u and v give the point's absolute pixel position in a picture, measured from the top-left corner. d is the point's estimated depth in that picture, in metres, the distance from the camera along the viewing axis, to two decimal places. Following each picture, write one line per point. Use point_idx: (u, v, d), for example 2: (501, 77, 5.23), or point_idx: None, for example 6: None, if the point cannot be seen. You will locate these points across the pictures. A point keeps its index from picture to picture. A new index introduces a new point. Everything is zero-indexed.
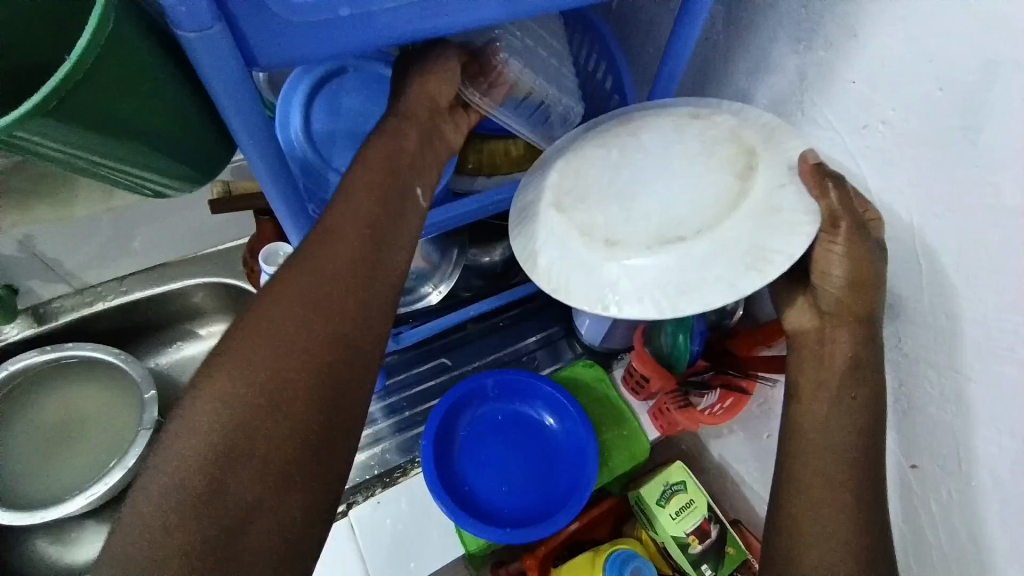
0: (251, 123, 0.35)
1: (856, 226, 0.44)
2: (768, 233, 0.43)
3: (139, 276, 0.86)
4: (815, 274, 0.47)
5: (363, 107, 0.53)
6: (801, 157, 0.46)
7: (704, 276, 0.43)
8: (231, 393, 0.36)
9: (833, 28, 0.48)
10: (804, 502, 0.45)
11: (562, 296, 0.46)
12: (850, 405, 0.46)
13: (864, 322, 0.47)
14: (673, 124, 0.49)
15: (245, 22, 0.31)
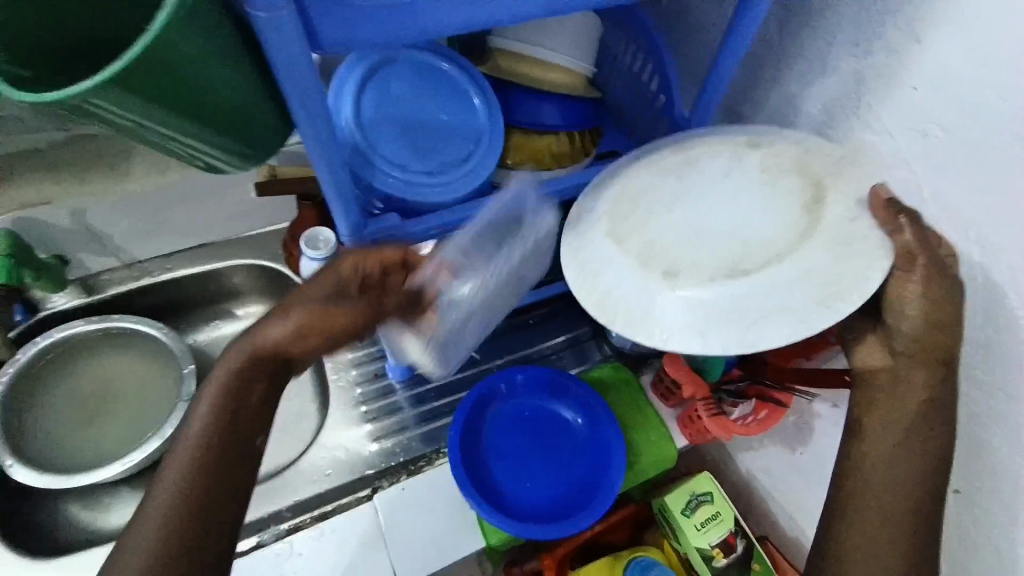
0: (310, 104, 0.36)
1: (934, 266, 0.44)
2: (845, 265, 0.44)
3: (183, 255, 0.90)
4: (890, 311, 0.47)
5: (412, 96, 0.54)
6: (872, 192, 0.46)
7: (771, 307, 0.43)
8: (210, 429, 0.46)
9: (897, 32, 0.47)
10: (855, 532, 0.48)
11: (619, 326, 0.45)
12: (918, 446, 0.47)
13: (945, 365, 0.47)
14: (730, 154, 0.51)
15: (313, 5, 0.32)
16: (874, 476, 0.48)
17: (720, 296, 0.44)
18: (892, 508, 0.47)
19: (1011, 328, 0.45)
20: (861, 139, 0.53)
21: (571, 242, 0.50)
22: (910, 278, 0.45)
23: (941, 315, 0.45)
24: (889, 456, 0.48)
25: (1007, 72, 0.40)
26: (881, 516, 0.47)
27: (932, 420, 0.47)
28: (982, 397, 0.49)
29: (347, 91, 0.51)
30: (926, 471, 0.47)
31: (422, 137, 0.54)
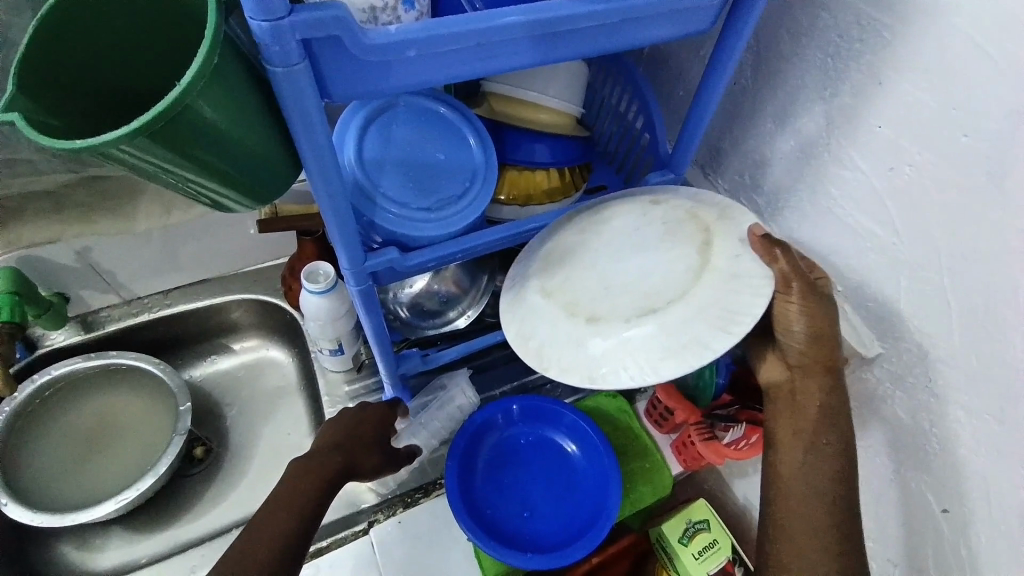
0: (320, 148, 0.39)
1: (807, 286, 0.49)
2: (734, 296, 0.46)
3: (184, 290, 0.92)
4: (780, 330, 0.52)
5: (411, 138, 0.57)
6: (750, 230, 0.50)
7: (685, 338, 0.45)
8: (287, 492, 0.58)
9: (857, 77, 0.51)
10: (783, 541, 0.52)
11: (554, 372, 0.48)
12: (818, 455, 0.52)
13: (833, 371, 0.52)
14: (640, 207, 0.55)
15: (325, 61, 0.34)
16: (784, 485, 0.53)
17: (637, 335, 0.47)
18: (800, 512, 0.51)
19: (982, 351, 0.48)
20: (833, 173, 0.56)
21: (510, 297, 0.55)
22: (789, 303, 0.50)
23: (821, 335, 0.51)
24: (802, 462, 0.52)
25: (965, 112, 0.44)
26: (804, 524, 0.51)
27: (831, 422, 0.52)
28: (960, 416, 0.52)
29: (349, 135, 0.55)
30: (830, 478, 0.51)
31: (421, 176, 0.56)
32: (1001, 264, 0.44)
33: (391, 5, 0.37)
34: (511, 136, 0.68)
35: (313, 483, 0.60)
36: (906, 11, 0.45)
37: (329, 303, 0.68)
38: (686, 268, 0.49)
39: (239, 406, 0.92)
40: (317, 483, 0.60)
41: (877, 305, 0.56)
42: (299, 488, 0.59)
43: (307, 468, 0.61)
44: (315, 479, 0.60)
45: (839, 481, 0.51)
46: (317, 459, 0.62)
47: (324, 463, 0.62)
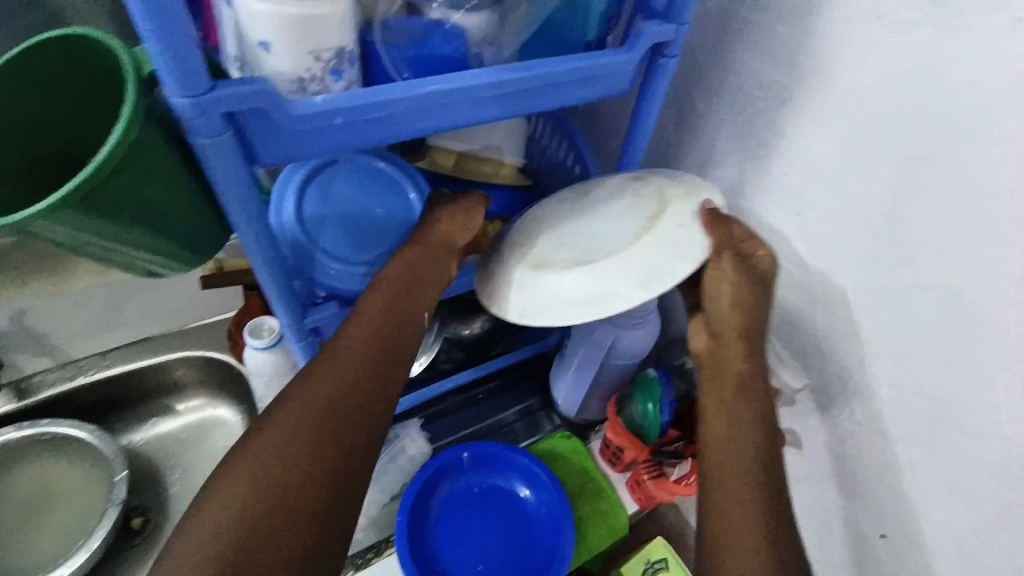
0: (252, 213, 0.40)
1: (738, 256, 0.50)
2: (663, 258, 0.49)
3: (122, 351, 0.88)
4: (707, 299, 0.52)
5: (352, 195, 0.58)
6: (699, 202, 0.52)
7: (608, 289, 0.49)
8: (307, 417, 0.43)
9: (763, 131, 0.55)
10: (715, 519, 0.47)
11: (491, 304, 0.54)
12: (747, 428, 0.50)
13: (747, 339, 0.52)
14: (622, 182, 0.56)
15: (252, 131, 0.36)
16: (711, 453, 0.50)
17: (572, 280, 0.50)
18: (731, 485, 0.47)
19: (898, 379, 0.51)
20: (752, 218, 0.60)
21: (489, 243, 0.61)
22: (720, 277, 0.50)
23: (747, 302, 0.51)
24: (727, 434, 0.50)
25: (859, 162, 0.48)
26: (731, 495, 0.47)
27: (747, 392, 0.51)
28: (884, 442, 0.55)
29: (288, 196, 0.56)
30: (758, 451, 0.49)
31: (362, 230, 0.57)
32: (903, 298, 0.48)
33: (320, 75, 0.38)
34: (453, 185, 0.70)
35: (351, 413, 0.45)
36: (800, 73, 0.50)
37: (274, 358, 0.67)
38: (632, 230, 0.51)
39: (182, 471, 0.88)
40: (355, 418, 0.45)
41: (804, 337, 0.59)
42: (331, 422, 0.44)
43: (334, 395, 0.45)
44: (351, 409, 0.45)
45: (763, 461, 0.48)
46: (343, 379, 0.46)
47: (364, 385, 0.46)
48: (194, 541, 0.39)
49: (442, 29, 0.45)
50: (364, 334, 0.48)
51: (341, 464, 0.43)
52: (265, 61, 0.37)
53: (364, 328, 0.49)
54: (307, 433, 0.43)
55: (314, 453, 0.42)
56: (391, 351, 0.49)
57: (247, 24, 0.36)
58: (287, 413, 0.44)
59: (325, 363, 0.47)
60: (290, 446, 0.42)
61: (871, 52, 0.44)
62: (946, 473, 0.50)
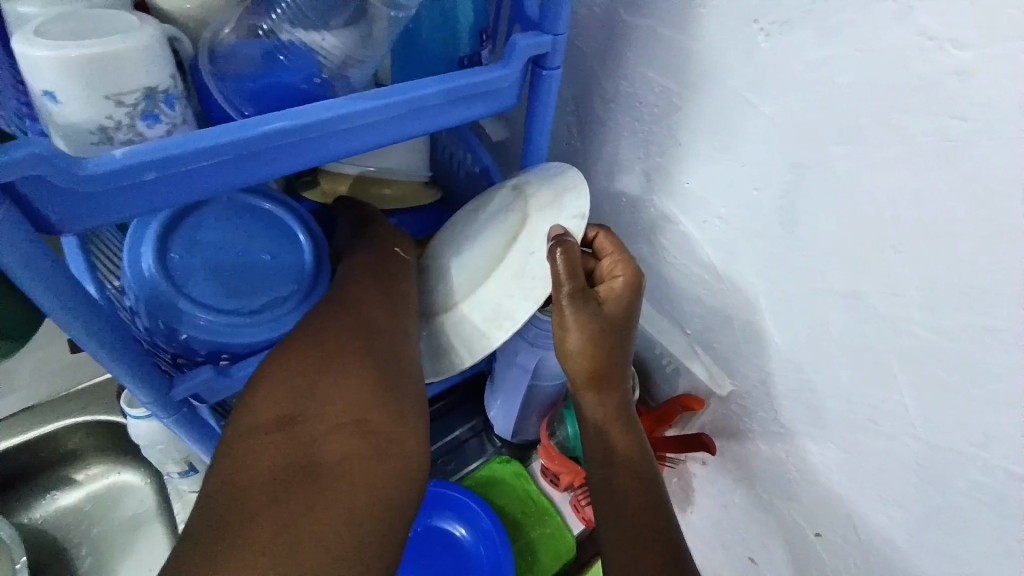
0: (60, 287, 0.34)
1: (578, 292, 0.48)
2: (506, 298, 0.50)
3: (3, 424, 0.79)
4: (557, 343, 0.52)
5: (230, 239, 0.52)
6: (551, 231, 0.49)
7: (465, 332, 0.52)
8: (335, 312, 0.45)
9: (662, 138, 0.53)
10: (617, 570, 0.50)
11: None
12: (618, 433, 0.54)
13: (601, 376, 0.52)
14: (506, 202, 0.54)
15: (38, 200, 0.30)
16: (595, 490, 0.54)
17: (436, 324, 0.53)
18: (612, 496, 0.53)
19: (816, 383, 0.50)
20: (663, 226, 0.58)
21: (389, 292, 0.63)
22: (567, 329, 0.50)
23: (596, 349, 0.51)
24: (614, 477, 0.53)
25: (755, 168, 0.46)
26: (611, 512, 0.53)
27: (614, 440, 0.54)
28: (810, 445, 0.54)
29: (145, 246, 0.49)
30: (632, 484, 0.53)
31: (238, 281, 0.51)
32: (809, 304, 0.47)
33: (128, 121, 0.33)
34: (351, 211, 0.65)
35: (378, 310, 0.47)
36: (688, 79, 0.47)
37: (157, 427, 0.60)
38: (490, 263, 0.52)
39: (92, 547, 0.79)
40: (383, 315, 0.47)
41: (723, 344, 0.58)
42: (359, 313, 0.46)
43: (345, 302, 0.46)
44: (376, 308, 0.47)
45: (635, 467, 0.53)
46: (360, 290, 0.48)
47: (383, 293, 0.49)
48: (251, 415, 0.38)
49: (282, 57, 0.39)
50: (366, 266, 0.51)
51: (371, 340, 0.44)
52: (54, 112, 0.31)
53: (365, 263, 0.52)
54: (340, 319, 0.45)
55: (349, 331, 0.44)
56: (397, 278, 0.52)
57: (26, 71, 0.31)
58: (313, 315, 0.45)
59: (339, 285, 0.49)
60: (325, 331, 0.43)
61: (751, 56, 0.42)
62: (871, 474, 0.49)
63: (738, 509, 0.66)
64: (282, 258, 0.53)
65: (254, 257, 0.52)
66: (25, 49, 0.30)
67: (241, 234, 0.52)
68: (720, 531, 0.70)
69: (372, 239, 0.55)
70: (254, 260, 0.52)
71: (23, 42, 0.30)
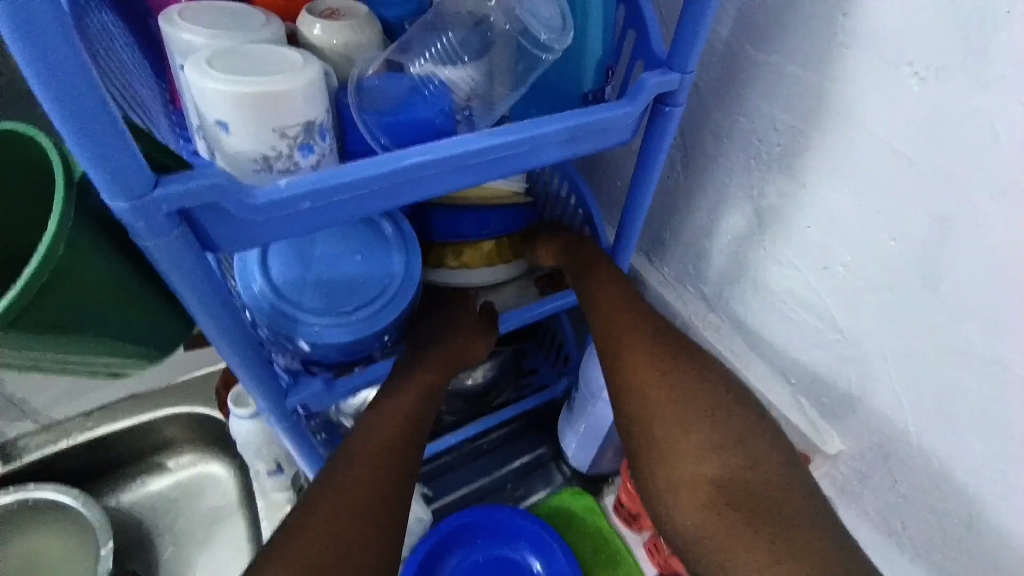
0: (208, 301, 0.36)
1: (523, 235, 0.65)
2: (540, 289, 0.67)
3: (108, 409, 0.84)
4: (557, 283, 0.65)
5: (336, 256, 0.54)
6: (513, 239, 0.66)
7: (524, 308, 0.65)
8: (329, 500, 0.47)
9: (780, 178, 0.51)
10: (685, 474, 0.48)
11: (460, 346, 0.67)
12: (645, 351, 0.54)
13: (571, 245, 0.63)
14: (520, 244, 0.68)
15: (205, 224, 0.32)
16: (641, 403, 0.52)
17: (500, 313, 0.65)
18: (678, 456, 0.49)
19: (939, 449, 0.46)
20: (770, 267, 0.56)
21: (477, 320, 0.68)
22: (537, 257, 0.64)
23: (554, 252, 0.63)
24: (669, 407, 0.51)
25: (886, 214, 0.44)
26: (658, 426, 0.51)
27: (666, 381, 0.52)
28: (929, 516, 0.50)
29: (255, 268, 0.50)
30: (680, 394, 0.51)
31: (344, 292, 0.52)
32: (939, 364, 0.44)
33: (287, 152, 0.34)
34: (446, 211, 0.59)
35: (376, 510, 0.47)
36: (819, 120, 0.45)
37: (259, 427, 0.64)
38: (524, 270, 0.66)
39: (173, 533, 0.83)
40: (375, 500, 0.48)
41: (833, 397, 0.55)
42: (356, 518, 0.46)
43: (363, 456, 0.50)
44: (376, 505, 0.47)
45: (716, 406, 0.50)
46: (364, 479, 0.48)
47: (387, 484, 0.49)
48: None
49: (422, 93, 0.41)
50: (377, 439, 0.51)
51: (368, 511, 0.47)
52: (223, 142, 0.34)
53: (380, 433, 0.51)
54: (347, 486, 0.48)
55: (355, 505, 0.47)
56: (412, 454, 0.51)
57: (202, 103, 0.33)
58: (331, 474, 0.49)
59: (338, 466, 0.49)
60: (310, 547, 0.44)
61: (899, 99, 0.40)
62: (1004, 555, 0.45)
63: None
64: (388, 271, 0.54)
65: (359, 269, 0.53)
66: (206, 84, 0.32)
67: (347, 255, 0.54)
68: None
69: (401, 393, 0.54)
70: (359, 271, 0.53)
71: (203, 77, 0.32)
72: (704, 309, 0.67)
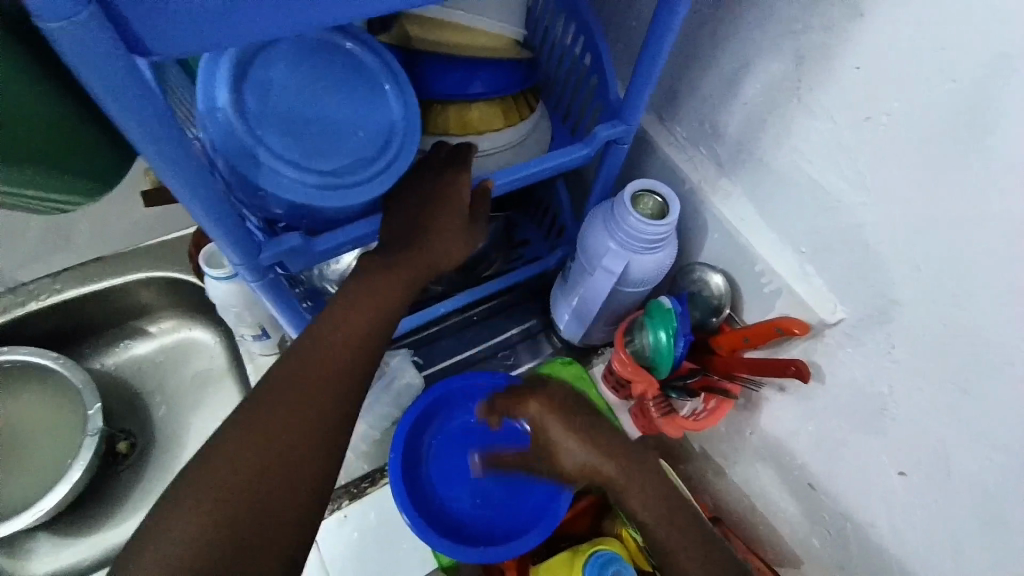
0: (145, 121, 0.30)
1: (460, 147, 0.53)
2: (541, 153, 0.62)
3: (75, 272, 0.79)
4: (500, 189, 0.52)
5: (312, 82, 0.46)
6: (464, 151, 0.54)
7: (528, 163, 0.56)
8: (286, 386, 0.46)
9: (834, 6, 0.43)
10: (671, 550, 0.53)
11: None
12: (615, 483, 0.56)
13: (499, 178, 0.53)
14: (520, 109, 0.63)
15: (127, 10, 0.25)
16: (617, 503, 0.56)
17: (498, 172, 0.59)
18: None
19: (951, 319, 0.45)
20: (801, 122, 0.50)
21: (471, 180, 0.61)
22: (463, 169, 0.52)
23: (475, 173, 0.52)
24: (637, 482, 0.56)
25: (954, 49, 0.38)
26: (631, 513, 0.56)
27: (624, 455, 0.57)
28: (922, 386, 0.49)
29: (219, 81, 0.43)
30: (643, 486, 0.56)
31: (321, 129, 0.45)
32: (976, 228, 0.41)
33: None
34: (438, 65, 0.56)
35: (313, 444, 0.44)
36: None
37: (236, 290, 0.60)
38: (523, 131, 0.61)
39: (164, 395, 0.83)
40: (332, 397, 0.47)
41: (845, 267, 0.52)
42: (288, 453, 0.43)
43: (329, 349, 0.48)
44: (310, 438, 0.44)
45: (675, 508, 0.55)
46: (297, 414, 0.45)
47: (323, 417, 0.46)
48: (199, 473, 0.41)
49: None
50: (310, 368, 0.47)
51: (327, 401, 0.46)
52: None
53: (313, 362, 0.47)
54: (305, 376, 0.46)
55: (312, 393, 0.46)
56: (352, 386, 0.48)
57: None
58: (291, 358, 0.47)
59: (265, 396, 0.45)
60: (229, 455, 0.42)
61: None
62: (989, 423, 0.46)
63: (806, 434, 0.64)
64: (370, 110, 0.48)
65: (340, 104, 0.47)
66: None
67: (328, 83, 0.46)
68: (778, 451, 0.69)
69: (338, 316, 0.50)
70: (342, 105, 0.47)
71: None
72: (715, 173, 0.61)
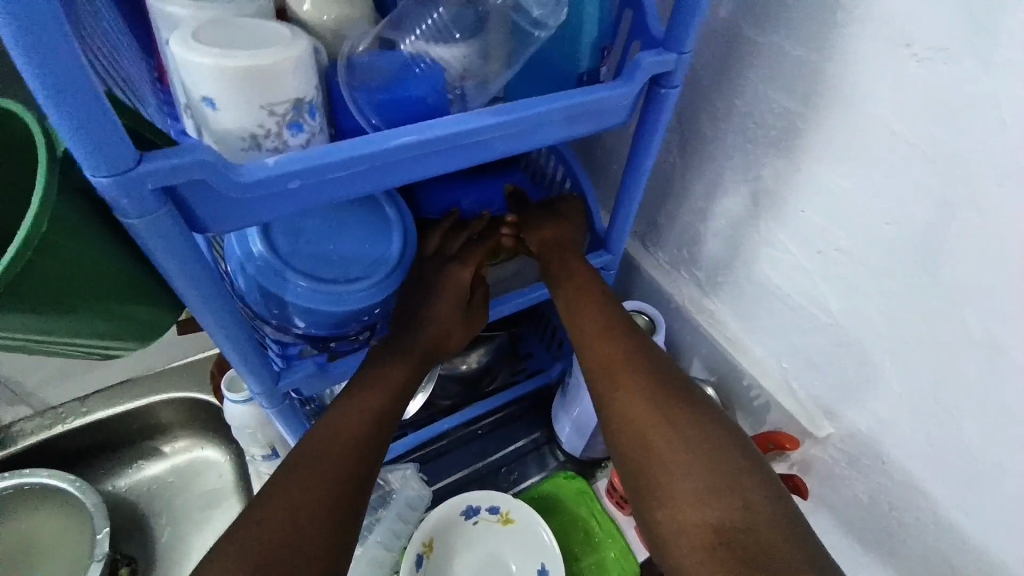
0: (196, 281, 0.36)
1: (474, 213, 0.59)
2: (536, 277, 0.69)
3: (102, 395, 0.84)
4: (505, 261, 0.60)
5: (335, 227, 0.52)
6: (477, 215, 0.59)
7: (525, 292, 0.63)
8: (331, 431, 0.47)
9: (777, 162, 0.51)
10: None
11: None
12: None
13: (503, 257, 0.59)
14: None
15: (194, 201, 0.32)
16: None
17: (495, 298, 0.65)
18: None
19: (932, 435, 0.47)
20: (765, 252, 0.56)
21: None
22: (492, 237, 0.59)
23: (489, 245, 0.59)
24: None
25: (880, 201, 0.44)
26: None
27: None
28: (920, 501, 0.50)
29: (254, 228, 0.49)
30: None
31: (337, 265, 0.50)
32: (934, 348, 0.44)
33: (276, 130, 0.34)
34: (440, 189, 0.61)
35: (299, 546, 0.40)
36: (818, 104, 0.45)
37: (251, 411, 0.64)
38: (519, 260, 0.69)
39: (171, 516, 0.83)
40: (367, 445, 0.47)
41: (829, 383, 0.55)
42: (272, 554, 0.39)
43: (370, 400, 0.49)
44: (315, 515, 0.42)
45: None
46: (284, 525, 0.41)
47: (301, 526, 0.41)
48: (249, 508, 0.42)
49: (414, 70, 0.40)
50: (312, 467, 0.44)
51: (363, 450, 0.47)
52: (211, 118, 0.33)
53: (305, 467, 0.44)
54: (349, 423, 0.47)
55: (349, 441, 0.46)
56: (362, 464, 0.46)
57: (187, 78, 0.32)
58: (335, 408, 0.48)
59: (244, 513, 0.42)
60: (279, 491, 0.43)
61: (899, 79, 0.39)
62: (991, 538, 0.46)
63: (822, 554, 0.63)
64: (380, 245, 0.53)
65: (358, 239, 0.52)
66: (191, 57, 0.31)
67: (349, 230, 0.52)
68: None
69: (335, 416, 0.48)
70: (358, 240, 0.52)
71: (184, 47, 0.31)
72: (699, 293, 0.67)
